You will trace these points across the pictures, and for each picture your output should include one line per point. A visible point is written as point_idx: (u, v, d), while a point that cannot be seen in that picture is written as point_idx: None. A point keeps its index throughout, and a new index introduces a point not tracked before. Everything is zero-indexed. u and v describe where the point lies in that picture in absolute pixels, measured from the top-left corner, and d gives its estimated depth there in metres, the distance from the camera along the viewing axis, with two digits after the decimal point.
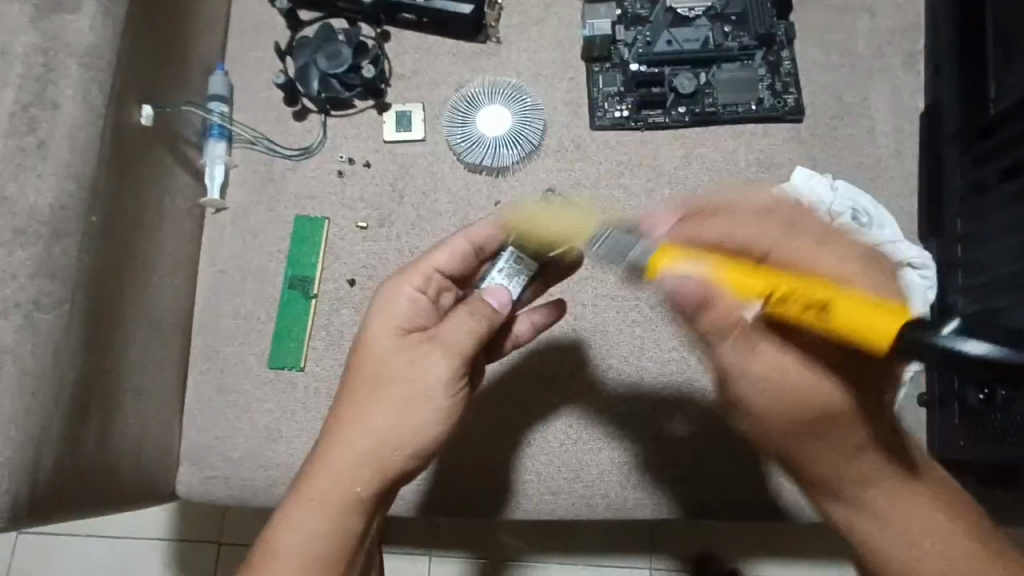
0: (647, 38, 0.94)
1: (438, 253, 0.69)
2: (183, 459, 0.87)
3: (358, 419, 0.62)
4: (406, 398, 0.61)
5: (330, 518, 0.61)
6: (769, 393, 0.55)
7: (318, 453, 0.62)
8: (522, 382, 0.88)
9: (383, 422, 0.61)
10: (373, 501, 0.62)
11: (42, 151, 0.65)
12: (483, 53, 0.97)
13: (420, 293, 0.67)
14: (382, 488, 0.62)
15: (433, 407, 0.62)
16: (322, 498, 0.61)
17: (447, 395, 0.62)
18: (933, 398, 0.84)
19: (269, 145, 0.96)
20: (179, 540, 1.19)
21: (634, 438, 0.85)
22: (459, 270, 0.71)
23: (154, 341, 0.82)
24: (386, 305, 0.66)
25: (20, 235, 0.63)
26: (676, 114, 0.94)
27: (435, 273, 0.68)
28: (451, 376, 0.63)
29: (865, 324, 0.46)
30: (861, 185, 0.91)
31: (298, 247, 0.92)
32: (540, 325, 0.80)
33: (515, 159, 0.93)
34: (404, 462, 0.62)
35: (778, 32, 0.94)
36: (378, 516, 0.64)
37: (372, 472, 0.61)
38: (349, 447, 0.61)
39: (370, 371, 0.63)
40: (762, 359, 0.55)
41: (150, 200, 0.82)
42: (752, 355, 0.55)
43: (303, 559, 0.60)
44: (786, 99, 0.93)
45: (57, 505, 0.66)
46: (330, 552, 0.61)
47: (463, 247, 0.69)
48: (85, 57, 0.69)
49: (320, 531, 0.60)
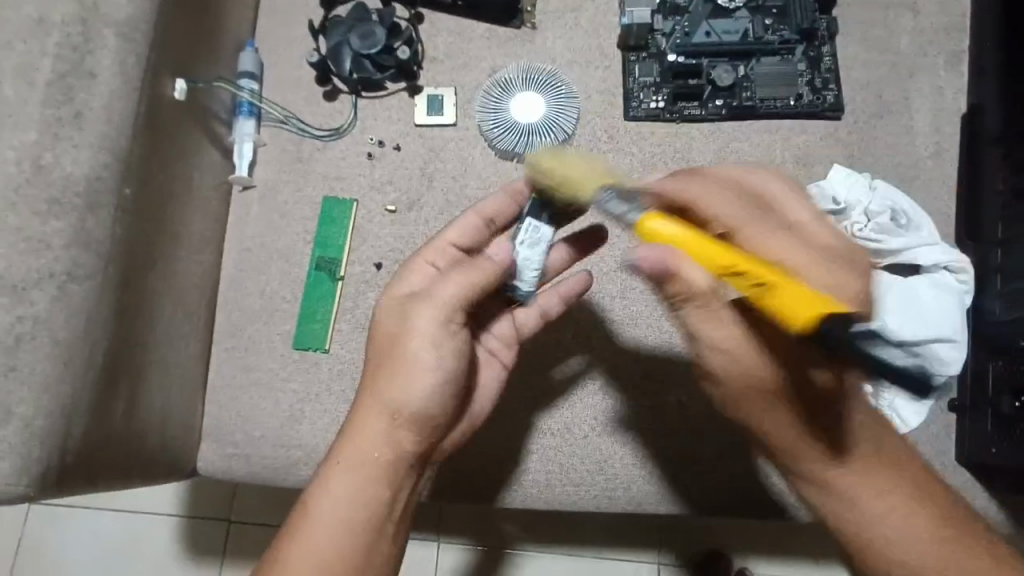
0: (686, 28, 0.93)
1: (451, 229, 0.71)
2: (205, 436, 0.87)
3: (372, 385, 0.64)
4: (409, 357, 0.63)
5: (359, 485, 0.62)
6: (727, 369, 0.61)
7: (344, 425, 0.65)
8: (537, 363, 0.87)
9: (396, 385, 0.63)
10: (397, 465, 0.63)
11: (78, 121, 0.65)
12: (518, 38, 0.96)
13: (435, 266, 0.68)
14: (402, 450, 0.64)
15: (437, 364, 0.63)
16: (348, 466, 0.62)
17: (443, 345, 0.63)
18: (964, 404, 0.84)
19: (299, 125, 0.95)
20: (189, 516, 1.19)
21: (653, 427, 0.84)
22: (474, 244, 0.72)
23: (180, 317, 0.82)
24: (395, 282, 0.68)
25: (54, 206, 0.63)
26: (712, 107, 0.92)
27: (450, 247, 0.70)
28: (440, 328, 0.63)
29: (792, 307, 0.48)
30: (899, 187, 0.90)
31: (326, 228, 0.91)
32: (569, 296, 0.81)
33: (547, 148, 0.92)
34: (418, 420, 0.63)
35: (819, 26, 0.92)
36: (407, 484, 0.65)
37: (390, 434, 0.63)
38: (369, 414, 0.63)
39: (379, 340, 0.65)
40: (711, 326, 0.59)
41: (180, 174, 0.81)
42: (706, 317, 0.59)
43: (338, 528, 0.61)
44: (825, 95, 0.91)
45: (84, 476, 0.66)
46: (361, 520, 0.62)
47: (475, 222, 0.72)
48: (122, 28, 0.68)
49: (349, 498, 0.62)
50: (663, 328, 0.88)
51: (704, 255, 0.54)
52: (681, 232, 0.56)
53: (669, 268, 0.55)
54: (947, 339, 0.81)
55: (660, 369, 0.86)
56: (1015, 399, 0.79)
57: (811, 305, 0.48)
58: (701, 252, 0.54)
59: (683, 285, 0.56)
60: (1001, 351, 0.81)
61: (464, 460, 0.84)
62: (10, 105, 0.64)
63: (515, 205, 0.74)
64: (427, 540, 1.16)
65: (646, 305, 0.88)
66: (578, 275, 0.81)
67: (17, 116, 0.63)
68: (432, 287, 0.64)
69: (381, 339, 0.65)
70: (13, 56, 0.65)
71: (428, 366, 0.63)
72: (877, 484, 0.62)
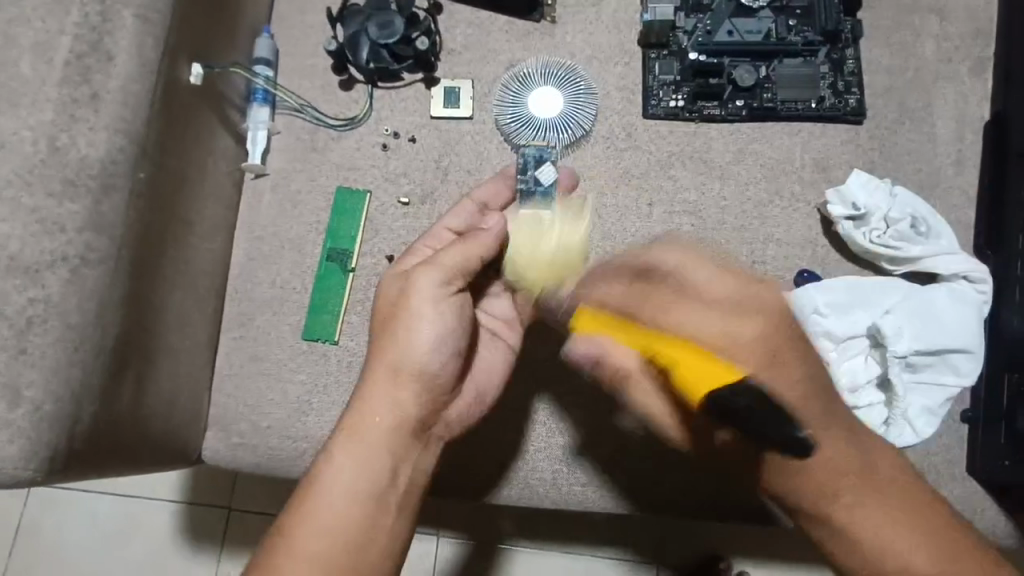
0: (707, 27, 0.92)
1: (450, 214, 0.75)
2: (211, 424, 0.86)
3: (374, 353, 0.66)
4: (406, 317, 0.65)
5: (365, 450, 0.63)
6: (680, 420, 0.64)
7: (351, 398, 0.66)
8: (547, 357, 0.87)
9: (394, 348, 0.65)
10: (401, 428, 0.64)
11: (95, 102, 0.64)
12: (537, 32, 0.95)
13: (430, 249, 0.73)
14: (404, 413, 0.65)
15: (426, 321, 0.65)
16: (354, 431, 0.63)
17: (438, 304, 0.66)
18: (977, 416, 0.83)
19: (314, 114, 0.94)
20: (189, 503, 1.19)
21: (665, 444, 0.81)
22: (471, 231, 0.76)
23: (190, 304, 0.82)
24: (399, 258, 0.72)
25: (69, 188, 0.62)
26: (733, 107, 0.91)
27: (446, 231, 0.74)
28: (438, 291, 0.66)
29: (692, 383, 0.55)
30: (920, 194, 0.89)
31: (338, 218, 0.91)
32: None
33: (564, 144, 0.91)
34: (416, 383, 0.65)
35: (844, 29, 0.91)
36: (414, 451, 0.65)
37: (391, 397, 0.65)
38: (374, 379, 0.65)
39: (382, 309, 0.68)
40: (657, 402, 0.65)
41: (195, 159, 0.80)
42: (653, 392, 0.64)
43: (348, 493, 0.61)
44: (847, 99, 0.90)
45: (91, 461, 0.66)
46: (369, 483, 0.62)
47: (470, 208, 0.76)
48: (140, 9, 0.67)
49: (355, 464, 0.62)
50: None
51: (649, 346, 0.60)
52: (613, 325, 0.65)
53: (597, 358, 0.65)
54: (965, 351, 0.81)
55: None
56: None
57: (706, 376, 0.55)
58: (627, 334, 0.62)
59: (618, 368, 0.64)
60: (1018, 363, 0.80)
61: (474, 457, 0.83)
62: (27, 84, 0.63)
63: (508, 193, 0.80)
64: (428, 535, 1.14)
65: None
66: None
67: (34, 94, 0.63)
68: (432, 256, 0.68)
69: (383, 312, 0.68)
70: (31, 34, 0.64)
71: (416, 326, 0.65)
72: (880, 517, 0.57)
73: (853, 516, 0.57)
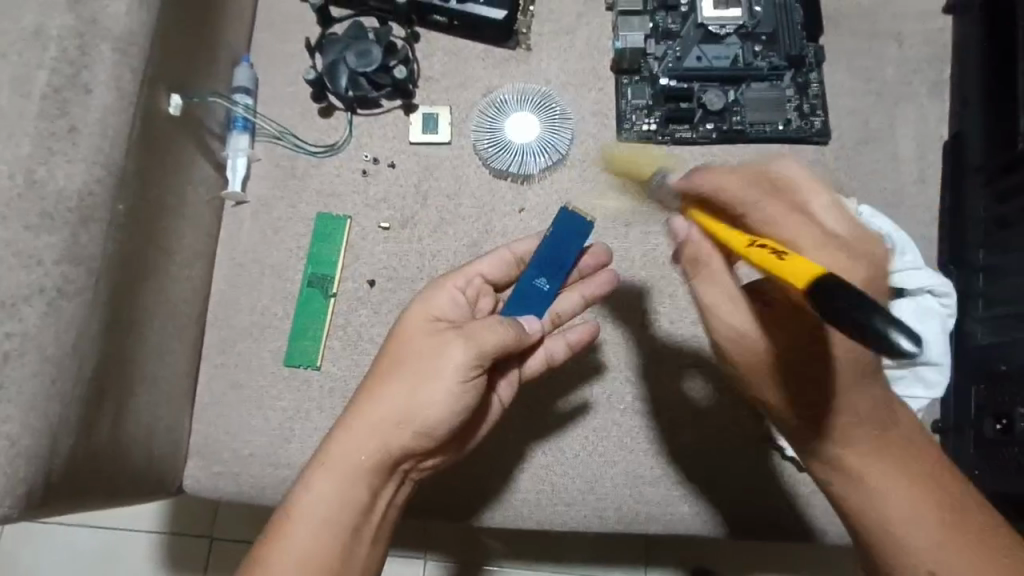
0: (677, 53, 0.95)
1: (485, 258, 0.76)
2: (191, 453, 0.86)
3: (376, 391, 0.65)
4: (412, 372, 0.65)
5: (341, 485, 0.63)
6: (750, 355, 0.60)
7: (333, 426, 0.66)
8: (535, 393, 0.87)
9: (394, 394, 0.64)
10: (383, 470, 0.64)
11: (72, 135, 0.64)
12: (513, 59, 0.97)
13: (462, 293, 0.73)
14: (390, 456, 0.64)
15: (438, 386, 0.63)
16: (333, 468, 0.63)
17: (457, 381, 0.64)
18: (948, 425, 0.87)
19: (294, 140, 0.95)
20: (172, 534, 1.17)
21: (678, 453, 0.84)
22: (501, 279, 0.77)
23: (170, 332, 0.81)
24: (425, 295, 0.72)
25: (46, 220, 0.62)
26: (703, 130, 0.94)
27: (478, 276, 0.75)
28: (466, 367, 0.64)
29: (789, 274, 0.47)
30: (885, 212, 0.92)
31: (319, 244, 0.91)
32: (575, 345, 0.78)
33: (541, 167, 0.93)
34: (411, 436, 0.64)
35: (807, 54, 0.95)
36: (388, 490, 0.66)
37: (380, 443, 0.64)
38: (364, 416, 0.64)
39: (395, 350, 0.68)
40: (734, 309, 0.60)
41: (174, 189, 0.81)
42: (727, 302, 0.60)
43: (317, 529, 0.61)
44: (813, 121, 0.94)
45: (66, 493, 0.65)
46: (342, 519, 0.62)
47: (507, 258, 0.76)
48: (119, 43, 0.68)
49: (331, 496, 0.62)
50: (645, 350, 0.87)
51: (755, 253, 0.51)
52: (719, 228, 0.58)
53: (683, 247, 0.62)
54: (932, 363, 0.84)
55: (644, 390, 0.86)
56: (997, 421, 0.80)
57: (793, 268, 0.47)
58: (730, 239, 0.56)
59: (692, 256, 0.62)
60: (985, 375, 0.83)
61: (456, 478, 0.84)
62: (5, 119, 0.63)
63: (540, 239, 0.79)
64: (415, 558, 1.14)
65: (637, 326, 0.88)
66: (586, 324, 0.79)
67: (11, 129, 0.63)
68: (470, 325, 0.67)
69: (398, 350, 0.67)
70: (8, 69, 0.64)
71: (424, 386, 0.64)
72: (894, 482, 0.56)
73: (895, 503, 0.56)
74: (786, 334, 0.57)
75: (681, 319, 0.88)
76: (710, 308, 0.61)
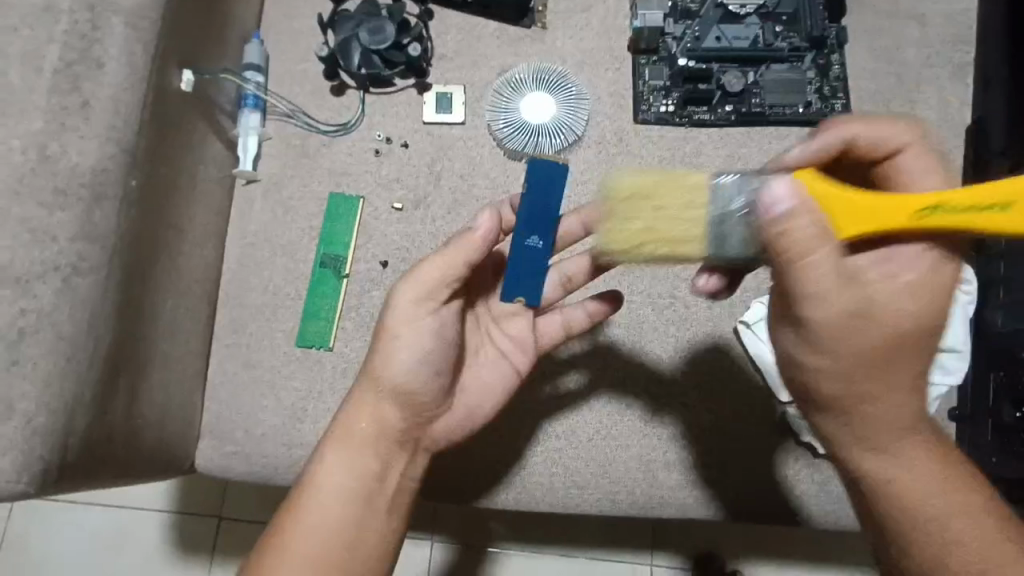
0: (696, 33, 0.93)
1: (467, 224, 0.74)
2: (204, 433, 0.85)
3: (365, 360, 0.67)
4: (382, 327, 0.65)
5: (349, 457, 0.63)
6: (830, 324, 0.52)
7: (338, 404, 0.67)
8: (546, 373, 0.87)
9: (375, 354, 0.65)
10: (384, 437, 0.64)
11: (85, 110, 0.63)
12: (528, 37, 0.96)
13: None
14: (387, 421, 0.64)
15: (399, 332, 0.63)
16: (337, 441, 0.64)
17: (415, 320, 0.63)
18: None
19: (307, 120, 0.94)
20: (180, 513, 1.18)
21: (693, 436, 0.84)
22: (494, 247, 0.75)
23: (183, 312, 0.81)
24: None
25: (60, 197, 0.62)
26: (721, 112, 0.92)
27: None
28: (417, 304, 0.63)
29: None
30: None
31: (331, 224, 0.90)
32: (593, 311, 0.77)
33: (557, 148, 0.92)
34: (390, 388, 0.64)
35: (829, 35, 0.93)
36: (399, 463, 0.66)
37: (365, 401, 0.64)
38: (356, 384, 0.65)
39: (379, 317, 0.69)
40: (829, 287, 0.51)
41: (185, 167, 0.80)
42: (835, 276, 0.51)
43: (327, 501, 0.62)
44: (833, 104, 0.92)
45: (81, 471, 0.65)
46: (353, 491, 0.62)
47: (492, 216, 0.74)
48: (130, 17, 0.66)
49: (336, 468, 0.63)
50: (660, 334, 0.87)
51: (889, 222, 0.54)
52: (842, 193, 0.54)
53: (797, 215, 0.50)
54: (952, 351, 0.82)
55: (657, 375, 0.87)
56: (1016, 409, 0.81)
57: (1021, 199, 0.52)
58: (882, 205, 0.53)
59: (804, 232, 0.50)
60: (1006, 362, 0.83)
61: (470, 462, 0.83)
62: (16, 93, 0.62)
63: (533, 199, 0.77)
64: (422, 540, 1.14)
65: (652, 309, 0.88)
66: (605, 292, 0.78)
67: (22, 104, 0.62)
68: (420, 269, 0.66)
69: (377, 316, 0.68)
70: (18, 42, 0.63)
71: (388, 337, 0.64)
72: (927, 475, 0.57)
73: (925, 489, 0.56)
74: (878, 304, 0.53)
75: (697, 304, 0.88)
76: (814, 287, 0.51)
